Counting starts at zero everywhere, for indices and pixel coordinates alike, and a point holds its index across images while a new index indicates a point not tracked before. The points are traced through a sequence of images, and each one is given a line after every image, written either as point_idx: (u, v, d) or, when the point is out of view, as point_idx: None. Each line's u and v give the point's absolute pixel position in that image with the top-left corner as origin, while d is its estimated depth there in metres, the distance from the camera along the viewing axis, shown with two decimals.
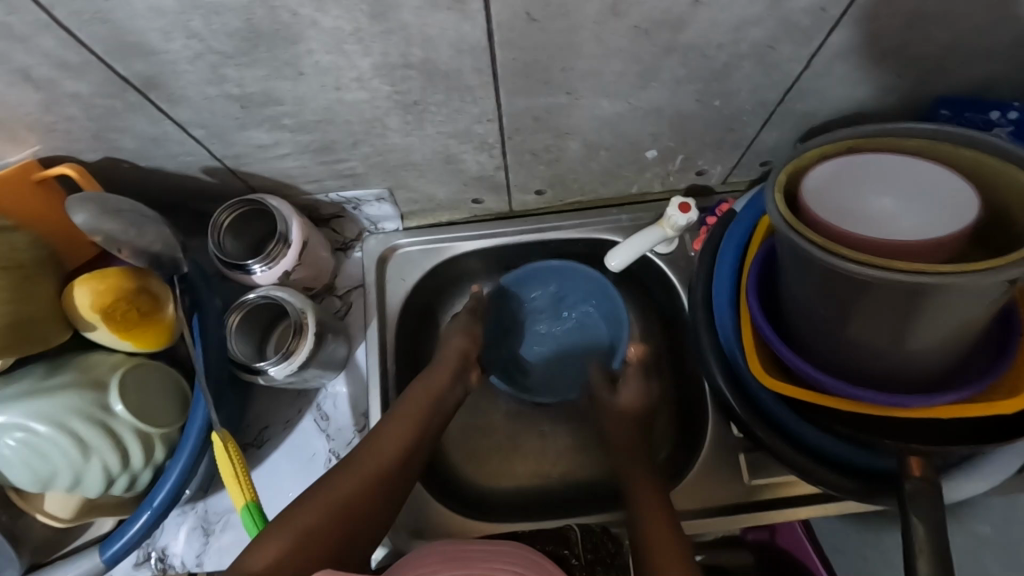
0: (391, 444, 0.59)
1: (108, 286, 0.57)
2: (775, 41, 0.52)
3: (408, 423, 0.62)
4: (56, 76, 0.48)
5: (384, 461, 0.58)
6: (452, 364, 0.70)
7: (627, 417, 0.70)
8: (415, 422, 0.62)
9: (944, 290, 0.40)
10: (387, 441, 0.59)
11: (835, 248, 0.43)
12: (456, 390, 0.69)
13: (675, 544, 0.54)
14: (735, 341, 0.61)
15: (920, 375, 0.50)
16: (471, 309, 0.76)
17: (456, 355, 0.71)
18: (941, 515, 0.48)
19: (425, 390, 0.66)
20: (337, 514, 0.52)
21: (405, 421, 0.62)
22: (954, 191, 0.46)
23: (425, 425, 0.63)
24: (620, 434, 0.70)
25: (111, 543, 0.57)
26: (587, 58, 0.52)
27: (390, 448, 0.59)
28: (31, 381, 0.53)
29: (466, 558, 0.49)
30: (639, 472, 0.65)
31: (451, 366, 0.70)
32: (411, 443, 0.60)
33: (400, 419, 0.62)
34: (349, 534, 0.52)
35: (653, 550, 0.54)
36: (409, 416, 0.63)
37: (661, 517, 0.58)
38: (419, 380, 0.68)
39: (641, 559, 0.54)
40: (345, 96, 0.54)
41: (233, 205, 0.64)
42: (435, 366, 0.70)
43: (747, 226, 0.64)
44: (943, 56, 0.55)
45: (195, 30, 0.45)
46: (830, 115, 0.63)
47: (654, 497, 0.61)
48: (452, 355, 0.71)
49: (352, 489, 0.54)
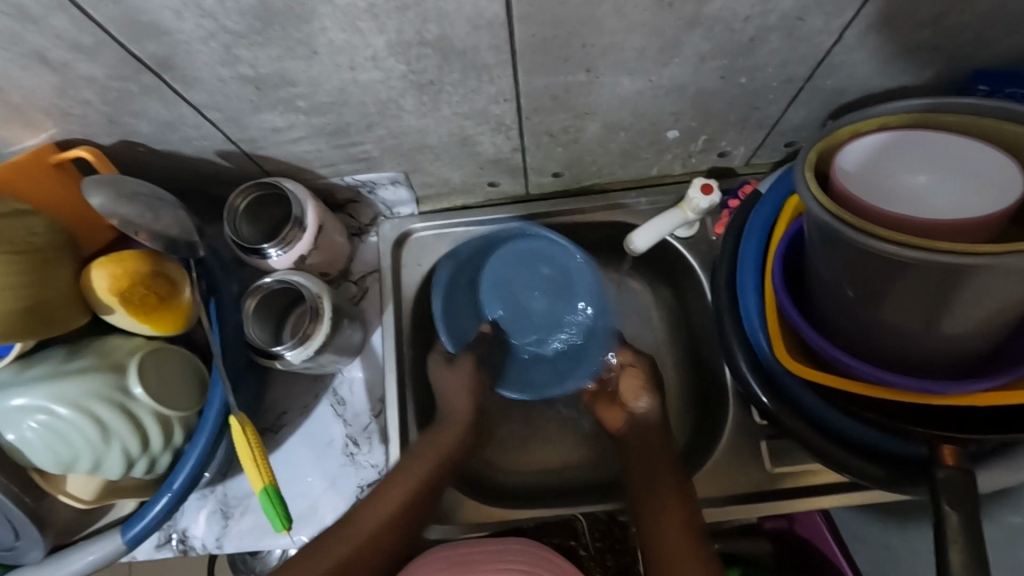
0: (377, 512, 0.60)
1: (124, 269, 0.57)
2: (806, 13, 0.50)
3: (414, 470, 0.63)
4: (70, 58, 0.48)
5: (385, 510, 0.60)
6: (461, 416, 0.69)
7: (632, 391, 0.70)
8: (408, 481, 0.62)
9: (986, 271, 0.38)
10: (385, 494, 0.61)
11: (869, 227, 0.41)
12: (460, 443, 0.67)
13: (692, 545, 0.57)
14: (759, 326, 0.59)
15: (953, 359, 0.48)
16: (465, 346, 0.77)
17: (466, 399, 0.70)
18: (976, 503, 0.46)
19: (435, 445, 0.65)
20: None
21: (398, 482, 0.62)
22: (994, 169, 0.44)
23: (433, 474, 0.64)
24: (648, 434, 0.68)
25: (132, 524, 0.57)
26: (609, 34, 0.50)
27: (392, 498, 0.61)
28: (51, 364, 0.54)
29: (469, 562, 0.52)
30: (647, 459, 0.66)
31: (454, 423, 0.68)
32: (403, 502, 0.61)
33: (395, 483, 0.62)
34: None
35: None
36: (404, 475, 0.62)
37: (675, 514, 0.60)
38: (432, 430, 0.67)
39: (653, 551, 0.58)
40: (360, 76, 0.53)
41: (248, 188, 0.63)
42: (444, 418, 0.68)
43: (773, 207, 0.62)
44: (983, 28, 0.52)
45: (207, 9, 0.44)
46: (861, 91, 0.60)
47: (667, 485, 0.62)
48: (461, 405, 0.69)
49: (345, 554, 0.57)
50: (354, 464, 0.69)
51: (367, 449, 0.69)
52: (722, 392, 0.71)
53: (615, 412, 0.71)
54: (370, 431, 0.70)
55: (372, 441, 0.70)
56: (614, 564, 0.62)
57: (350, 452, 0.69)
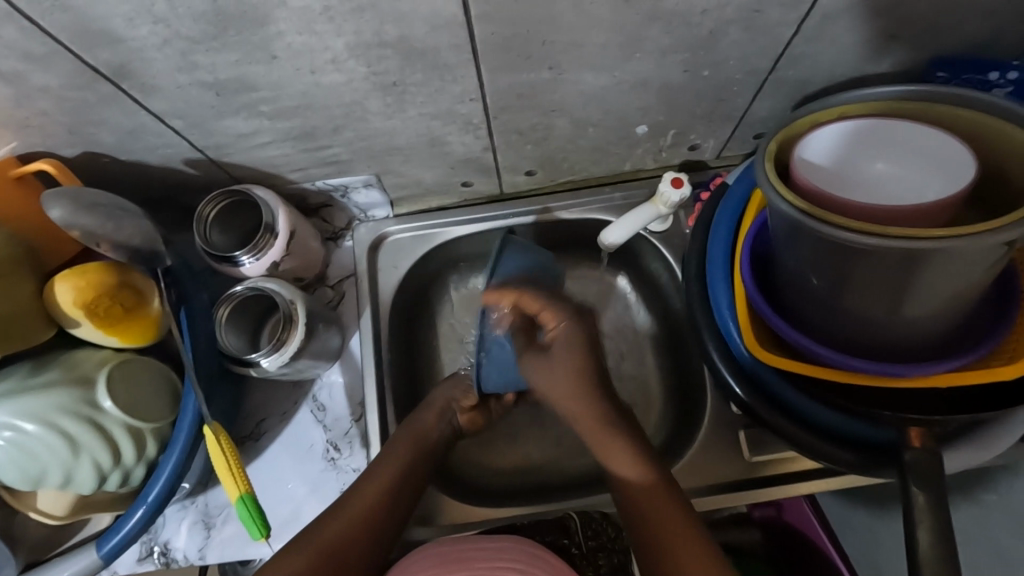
0: (368, 498, 0.58)
1: (88, 281, 0.56)
2: (761, 5, 0.50)
3: (397, 459, 0.63)
4: (24, 69, 0.47)
5: (373, 497, 0.59)
6: (437, 406, 0.68)
7: (567, 367, 0.60)
8: (395, 464, 0.62)
9: (938, 255, 0.39)
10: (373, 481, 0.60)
11: (826, 215, 0.41)
12: (443, 425, 0.68)
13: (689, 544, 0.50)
14: (730, 318, 0.59)
15: (917, 344, 0.49)
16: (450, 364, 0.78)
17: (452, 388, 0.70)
18: (943, 483, 0.47)
19: (411, 434, 0.65)
20: (327, 556, 0.52)
21: (385, 467, 0.62)
22: (949, 154, 0.45)
23: (414, 464, 0.63)
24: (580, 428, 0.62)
25: (107, 538, 0.57)
26: (567, 30, 0.50)
27: (377, 488, 0.60)
28: (16, 380, 0.53)
29: (466, 560, 0.51)
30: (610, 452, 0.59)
31: (438, 407, 0.68)
32: (387, 491, 0.60)
33: (382, 469, 0.61)
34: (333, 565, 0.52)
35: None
36: (388, 460, 0.62)
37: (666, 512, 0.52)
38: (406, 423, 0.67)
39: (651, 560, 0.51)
40: (321, 79, 0.53)
41: (217, 196, 0.63)
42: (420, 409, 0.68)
43: (740, 199, 0.63)
44: (935, 16, 0.53)
45: (160, 15, 0.44)
46: (823, 81, 0.61)
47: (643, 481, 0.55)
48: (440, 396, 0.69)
49: (338, 535, 0.54)
50: (335, 469, 0.69)
51: (349, 453, 0.69)
52: (701, 385, 0.71)
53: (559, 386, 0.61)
54: (351, 436, 0.70)
55: (353, 445, 0.69)
56: (606, 563, 0.59)
57: (332, 457, 0.69)
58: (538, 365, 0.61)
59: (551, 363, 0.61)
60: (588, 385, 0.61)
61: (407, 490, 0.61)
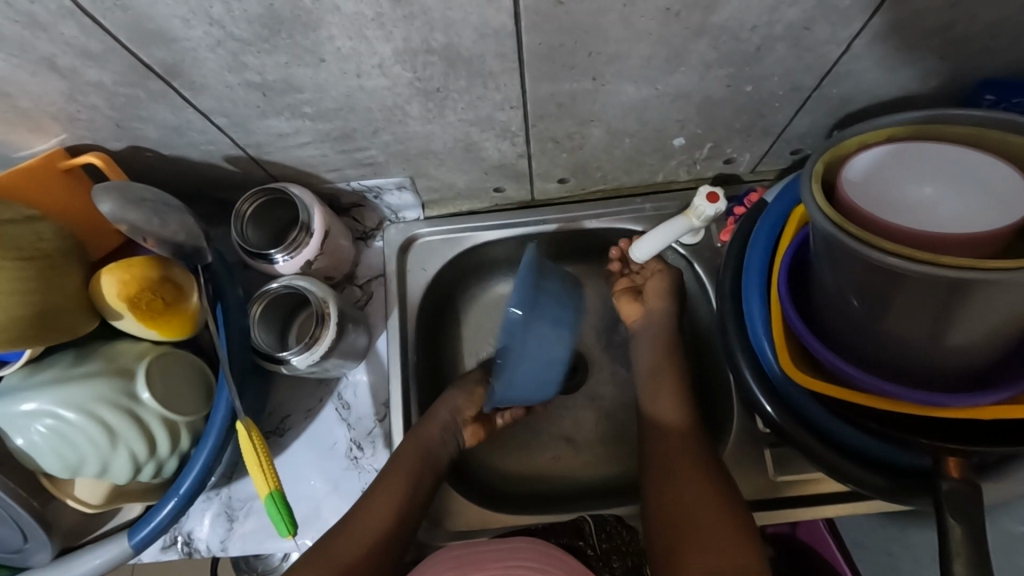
0: (379, 511, 0.60)
1: (132, 275, 0.58)
2: (812, 22, 0.50)
3: (401, 476, 0.63)
4: (79, 65, 0.48)
5: (380, 519, 0.59)
6: (443, 418, 0.69)
7: (660, 327, 0.72)
8: (401, 479, 0.62)
9: (990, 285, 0.38)
10: (377, 500, 0.61)
11: (876, 240, 0.41)
12: (446, 435, 0.68)
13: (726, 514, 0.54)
14: (764, 336, 0.58)
15: (959, 372, 0.48)
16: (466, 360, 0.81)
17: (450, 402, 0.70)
18: (981, 517, 0.46)
19: (414, 446, 0.65)
20: None
21: (389, 483, 0.62)
22: (1002, 181, 0.44)
23: (417, 478, 0.64)
24: (645, 353, 0.72)
25: (139, 528, 0.58)
26: (614, 42, 0.50)
27: (384, 509, 0.60)
28: (59, 368, 0.54)
29: (480, 560, 0.52)
30: (663, 445, 0.63)
31: (441, 418, 0.68)
32: (396, 504, 0.61)
33: (391, 481, 0.62)
34: None
35: (717, 546, 0.51)
36: (392, 476, 0.63)
37: (709, 493, 0.56)
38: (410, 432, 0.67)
39: (684, 525, 0.54)
40: (366, 83, 0.53)
41: (255, 194, 0.64)
42: (424, 419, 0.68)
43: (777, 217, 0.62)
44: (989, 38, 0.52)
45: (216, 17, 0.44)
46: (867, 101, 0.60)
47: (689, 467, 0.59)
48: (444, 410, 0.69)
49: (350, 558, 0.56)
50: (357, 468, 0.69)
51: (371, 453, 0.70)
52: (727, 404, 0.70)
53: (632, 304, 0.75)
54: (374, 436, 0.70)
55: (376, 445, 0.70)
56: (620, 565, 0.58)
57: (354, 456, 0.70)
58: (654, 288, 0.73)
59: (651, 292, 0.74)
60: (671, 349, 0.71)
61: (416, 504, 0.62)
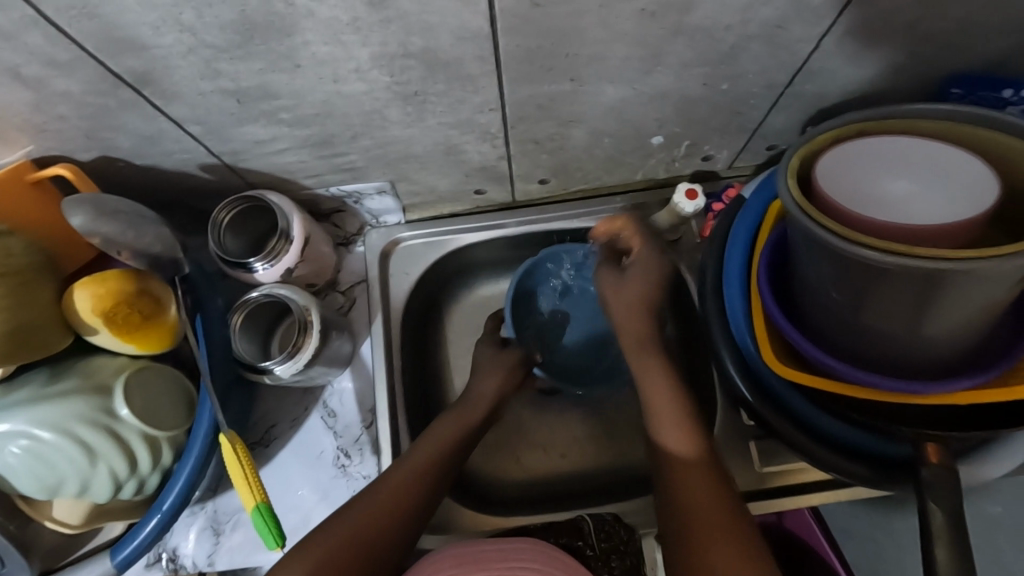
0: (404, 482, 0.55)
1: (108, 289, 0.57)
2: (785, 22, 0.51)
3: (428, 453, 0.59)
4: (46, 74, 0.47)
5: (404, 490, 0.54)
6: (483, 410, 0.66)
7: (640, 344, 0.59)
8: (428, 455, 0.59)
9: (964, 276, 0.39)
10: (401, 471, 0.56)
11: (850, 234, 0.42)
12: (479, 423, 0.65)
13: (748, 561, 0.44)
14: (746, 331, 0.59)
15: (938, 361, 0.49)
16: (493, 329, 0.76)
17: (496, 381, 0.69)
18: (960, 499, 0.47)
19: (450, 427, 0.62)
20: (356, 542, 0.48)
21: (416, 457, 0.58)
22: (973, 173, 0.45)
23: (448, 459, 0.60)
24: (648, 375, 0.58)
25: (122, 546, 0.57)
26: (592, 43, 0.50)
27: (409, 479, 0.56)
28: (34, 388, 0.53)
29: (481, 559, 0.51)
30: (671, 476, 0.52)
31: (481, 409, 0.66)
32: (418, 477, 0.56)
33: (415, 455, 0.58)
34: (360, 550, 0.48)
35: None
36: (420, 451, 0.59)
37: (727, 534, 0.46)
38: (446, 413, 0.65)
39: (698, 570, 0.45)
40: (343, 88, 0.52)
41: (232, 202, 0.63)
42: (464, 404, 0.66)
43: (757, 212, 0.63)
44: (954, 33, 0.54)
45: (187, 23, 0.44)
46: (839, 97, 0.62)
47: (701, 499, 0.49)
48: (485, 401, 0.67)
49: (371, 525, 0.50)
50: (346, 476, 0.68)
51: (359, 460, 0.69)
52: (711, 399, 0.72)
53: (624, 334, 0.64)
54: (361, 443, 0.69)
55: (364, 452, 0.69)
56: (619, 565, 0.58)
57: (342, 464, 0.69)
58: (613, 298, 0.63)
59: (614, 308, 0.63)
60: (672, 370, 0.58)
61: (440, 483, 0.58)
